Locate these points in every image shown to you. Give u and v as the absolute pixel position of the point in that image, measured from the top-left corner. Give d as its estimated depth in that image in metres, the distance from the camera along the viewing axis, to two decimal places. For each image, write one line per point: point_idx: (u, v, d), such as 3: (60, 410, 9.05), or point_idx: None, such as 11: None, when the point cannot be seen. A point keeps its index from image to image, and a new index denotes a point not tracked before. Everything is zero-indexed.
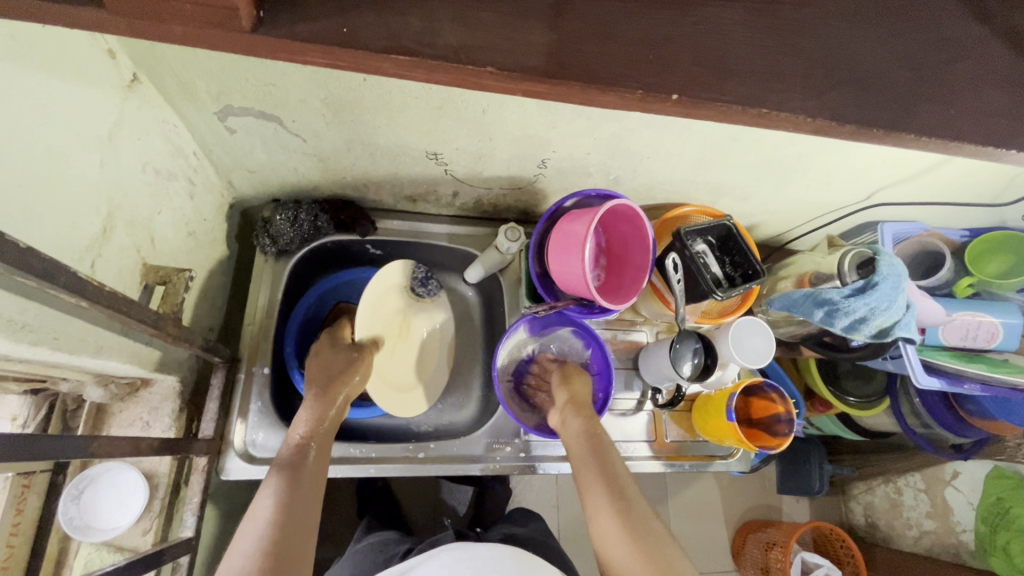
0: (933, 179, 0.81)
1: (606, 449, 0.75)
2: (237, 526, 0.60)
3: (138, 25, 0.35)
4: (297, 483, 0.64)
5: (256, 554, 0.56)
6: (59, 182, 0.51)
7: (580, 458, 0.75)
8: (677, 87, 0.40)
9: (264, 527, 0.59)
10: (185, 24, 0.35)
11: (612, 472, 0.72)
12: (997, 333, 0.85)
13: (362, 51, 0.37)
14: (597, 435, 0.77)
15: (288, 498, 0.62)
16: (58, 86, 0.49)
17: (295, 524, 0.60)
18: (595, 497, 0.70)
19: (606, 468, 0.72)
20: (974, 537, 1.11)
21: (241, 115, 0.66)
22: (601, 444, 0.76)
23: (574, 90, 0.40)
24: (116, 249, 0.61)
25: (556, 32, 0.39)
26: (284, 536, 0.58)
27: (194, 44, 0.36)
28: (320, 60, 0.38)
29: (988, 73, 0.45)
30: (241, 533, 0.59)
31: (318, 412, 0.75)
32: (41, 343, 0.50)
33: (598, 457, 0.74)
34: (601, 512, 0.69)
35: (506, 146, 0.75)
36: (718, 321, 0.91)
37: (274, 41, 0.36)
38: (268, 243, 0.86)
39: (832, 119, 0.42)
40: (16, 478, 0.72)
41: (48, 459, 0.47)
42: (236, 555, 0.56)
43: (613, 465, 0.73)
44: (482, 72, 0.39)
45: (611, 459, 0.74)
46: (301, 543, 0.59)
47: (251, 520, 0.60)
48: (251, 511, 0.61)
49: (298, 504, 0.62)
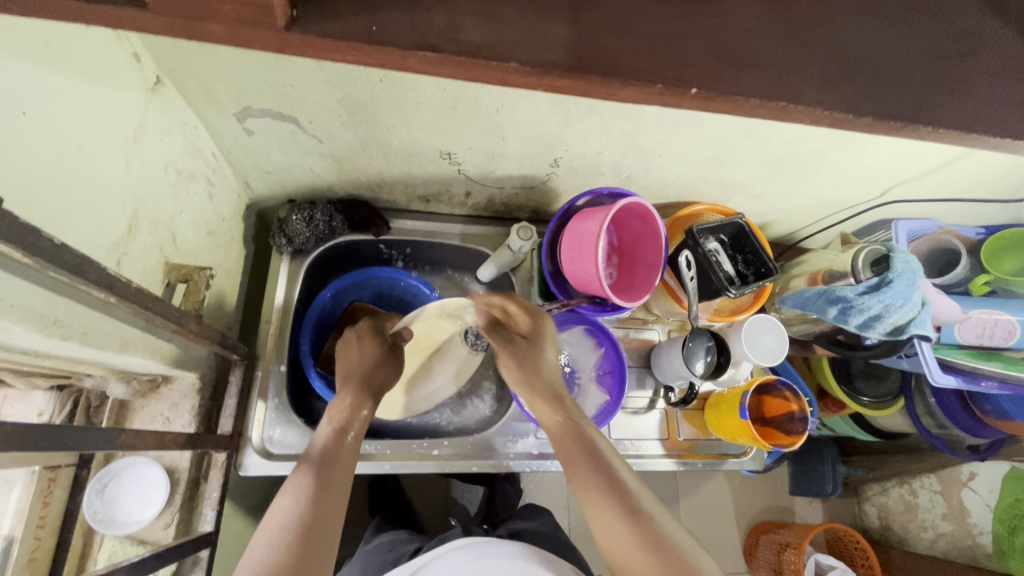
0: (946, 176, 0.80)
1: (605, 456, 0.66)
2: (273, 498, 0.61)
3: (176, 25, 0.36)
4: (330, 466, 0.66)
5: (294, 527, 0.57)
6: (87, 182, 0.52)
7: (576, 468, 0.66)
8: (696, 81, 0.40)
9: (300, 501, 0.60)
10: (222, 23, 0.35)
11: (619, 483, 0.63)
12: (1014, 331, 0.83)
13: (390, 49, 0.38)
14: (592, 440, 0.67)
15: (321, 477, 0.64)
16: (87, 89, 0.51)
17: (328, 501, 0.62)
18: (606, 515, 0.62)
19: (611, 479, 0.63)
20: (991, 539, 1.10)
21: (259, 116, 0.68)
22: (598, 451, 0.66)
23: (594, 85, 0.40)
24: (140, 248, 0.62)
25: (576, 28, 0.40)
26: (319, 511, 0.60)
27: (227, 42, 0.37)
28: (347, 57, 0.39)
29: (1004, 65, 0.45)
30: (275, 504, 0.61)
31: (357, 399, 0.76)
32: (70, 339, 0.51)
33: (600, 469, 0.64)
34: (616, 531, 0.60)
35: (519, 146, 0.76)
36: (731, 319, 0.91)
37: (304, 40, 0.37)
38: (284, 242, 0.87)
39: (849, 112, 0.42)
40: (43, 471, 0.73)
41: (78, 449, 0.48)
42: (272, 527, 0.58)
43: (619, 476, 0.64)
44: (505, 67, 0.39)
45: (614, 469, 0.64)
46: (333, 522, 0.61)
47: (285, 495, 0.61)
48: (286, 485, 0.62)
49: (328, 485, 0.63)
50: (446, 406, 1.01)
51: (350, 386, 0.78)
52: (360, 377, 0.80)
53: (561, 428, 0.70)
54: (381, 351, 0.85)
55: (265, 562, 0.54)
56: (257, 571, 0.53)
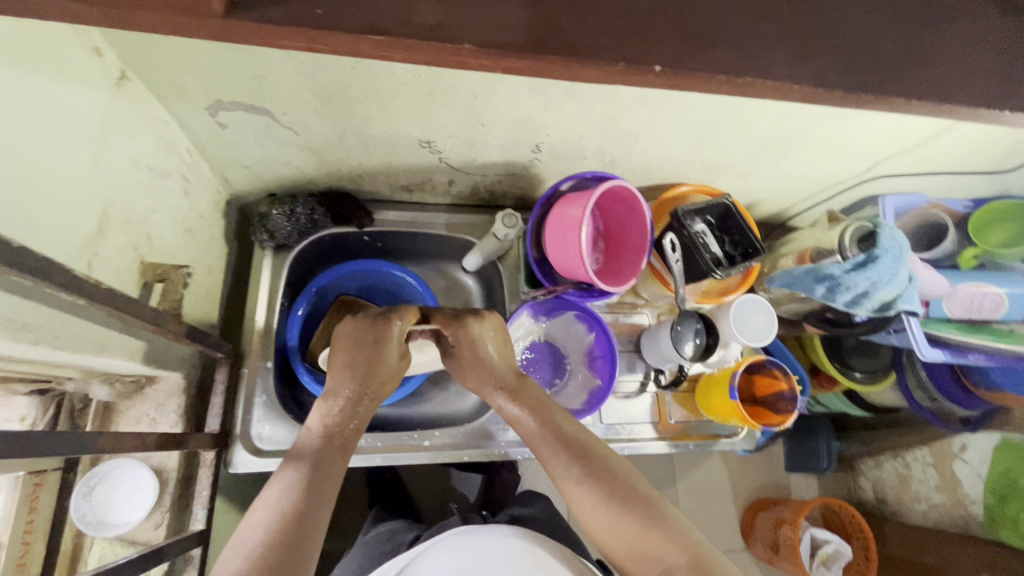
0: (934, 149, 0.79)
1: (580, 443, 0.67)
2: (243, 517, 0.56)
3: (111, 13, 0.34)
4: (318, 480, 0.61)
5: (270, 543, 0.53)
6: (53, 185, 0.51)
7: (550, 458, 0.67)
8: (660, 59, 0.39)
9: (280, 513, 0.56)
10: (158, 11, 0.35)
11: (579, 449, 0.66)
12: (1002, 303, 0.84)
13: (335, 35, 0.37)
14: (556, 421, 0.69)
15: (307, 494, 0.59)
16: (46, 86, 0.49)
17: (312, 504, 0.58)
18: (585, 496, 0.63)
19: (569, 445, 0.67)
20: (983, 509, 1.11)
21: (231, 109, 0.66)
22: (572, 440, 0.67)
23: (557, 65, 0.39)
24: (113, 248, 0.61)
25: (535, 8, 0.39)
26: (298, 528, 0.55)
27: (164, 29, 0.36)
28: (292, 43, 0.38)
29: (979, 34, 0.44)
30: (245, 524, 0.55)
31: (346, 410, 0.70)
32: (41, 343, 0.51)
33: (577, 458, 0.65)
34: (595, 507, 0.62)
35: (499, 132, 0.74)
36: (720, 300, 0.89)
37: (248, 25, 0.36)
38: (266, 238, 0.86)
39: (820, 86, 0.41)
40: (27, 477, 0.73)
41: (53, 455, 0.47)
42: (249, 544, 0.53)
43: (584, 447, 0.66)
44: (460, 49, 0.38)
45: (590, 455, 0.66)
46: (313, 539, 0.56)
47: (265, 507, 0.57)
48: (257, 502, 0.58)
49: (314, 502, 0.58)
50: (439, 396, 1.01)
51: (344, 394, 0.71)
52: (360, 385, 0.72)
53: (527, 421, 0.70)
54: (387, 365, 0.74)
55: None
56: None
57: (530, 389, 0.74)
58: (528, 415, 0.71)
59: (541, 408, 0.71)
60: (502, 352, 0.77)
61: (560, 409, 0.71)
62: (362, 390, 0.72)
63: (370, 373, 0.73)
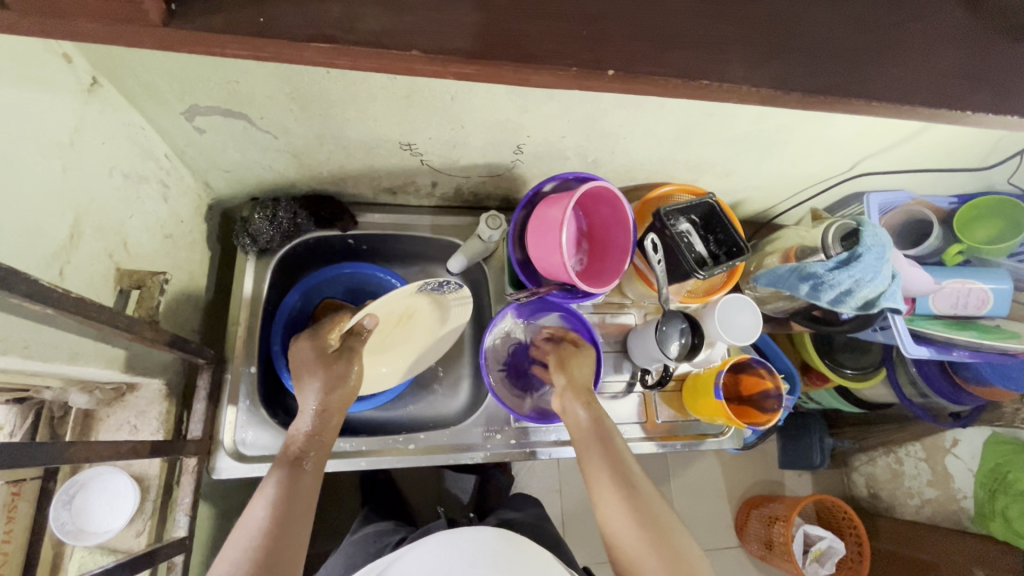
0: (917, 146, 0.79)
1: (629, 467, 0.72)
2: (229, 534, 0.58)
3: (48, 23, 0.35)
4: (292, 499, 0.61)
5: (247, 563, 0.54)
6: (23, 196, 0.51)
7: (594, 469, 0.73)
8: (612, 62, 0.39)
9: (260, 529, 0.57)
10: (95, 20, 0.35)
11: (622, 468, 0.71)
12: (987, 299, 0.86)
13: (283, 42, 0.38)
14: (608, 438, 0.75)
15: (285, 511, 0.59)
16: (11, 94, 0.49)
17: (291, 523, 0.59)
18: (619, 512, 0.68)
19: (615, 461, 0.72)
20: (974, 504, 1.12)
21: (207, 114, 0.66)
22: (623, 462, 0.72)
23: (507, 70, 0.39)
24: (86, 255, 0.61)
25: (483, 12, 0.39)
26: (277, 547, 0.56)
27: (105, 39, 0.36)
28: (244, 52, 0.38)
29: (937, 33, 0.44)
30: (229, 543, 0.57)
31: (316, 426, 0.71)
32: (10, 352, 0.50)
33: (624, 478, 0.70)
34: (626, 525, 0.67)
35: (479, 134, 0.74)
36: (706, 299, 0.89)
37: (188, 33, 0.37)
38: (248, 242, 0.85)
39: (776, 88, 0.41)
40: (5, 486, 0.74)
41: (26, 465, 0.47)
42: (225, 562, 0.55)
43: (627, 468, 0.71)
44: (408, 55, 0.38)
45: (634, 481, 0.70)
46: (290, 556, 0.57)
47: (243, 527, 0.58)
48: (242, 519, 0.59)
49: (291, 517, 0.59)
50: (425, 398, 1.00)
51: (308, 411, 0.72)
52: (320, 401, 0.73)
53: (586, 430, 0.76)
54: (331, 365, 0.76)
55: None
56: None
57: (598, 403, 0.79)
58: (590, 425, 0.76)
59: (603, 421, 0.76)
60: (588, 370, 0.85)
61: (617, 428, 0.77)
62: (324, 403, 0.73)
63: (326, 388, 0.74)
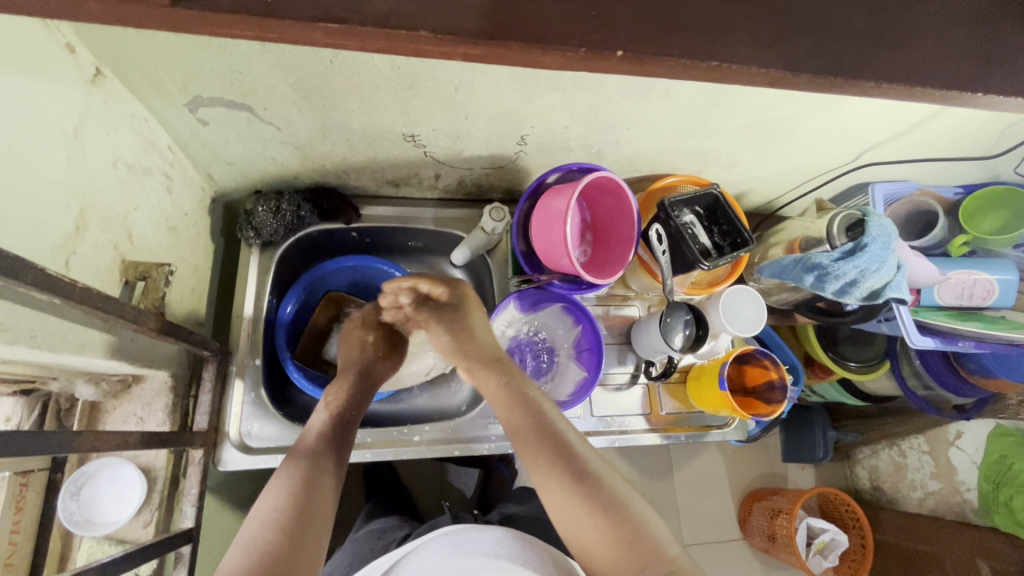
0: (923, 136, 0.79)
1: (578, 453, 0.62)
2: (262, 488, 0.58)
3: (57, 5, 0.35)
4: (318, 462, 0.62)
5: (287, 508, 0.55)
6: (28, 184, 0.51)
7: (535, 459, 0.62)
8: (621, 44, 0.39)
9: (293, 487, 0.57)
10: (102, 1, 0.35)
11: (568, 453, 0.62)
12: (993, 290, 0.85)
13: (288, 22, 0.38)
14: (546, 419, 0.64)
15: (314, 467, 0.61)
16: (18, 84, 0.49)
17: (322, 479, 0.60)
18: (574, 506, 0.59)
19: (558, 448, 0.62)
20: (978, 495, 1.12)
21: (211, 105, 0.65)
22: (567, 447, 0.62)
23: (514, 51, 0.39)
24: (92, 246, 0.61)
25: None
26: (309, 496, 0.57)
27: (116, 19, 0.36)
28: (250, 34, 0.38)
29: (948, 14, 0.44)
30: (270, 488, 0.58)
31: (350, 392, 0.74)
32: (18, 342, 0.51)
33: (574, 466, 0.61)
34: (586, 518, 0.59)
35: (482, 125, 0.74)
36: (710, 291, 0.90)
37: (196, 15, 0.37)
38: (252, 235, 0.85)
39: (787, 70, 0.41)
40: (13, 477, 0.75)
41: (35, 454, 0.47)
42: (251, 522, 0.54)
43: (573, 450, 0.62)
44: (416, 36, 0.38)
45: (583, 464, 0.61)
46: (325, 508, 0.58)
47: (278, 481, 0.58)
48: (280, 470, 0.60)
49: (320, 472, 0.60)
50: (431, 391, 1.00)
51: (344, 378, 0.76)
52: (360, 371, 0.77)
53: (519, 418, 0.65)
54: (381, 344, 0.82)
55: (260, 544, 0.51)
56: (253, 552, 0.51)
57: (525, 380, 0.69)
58: (524, 412, 0.65)
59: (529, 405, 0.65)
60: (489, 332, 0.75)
61: (559, 411, 0.66)
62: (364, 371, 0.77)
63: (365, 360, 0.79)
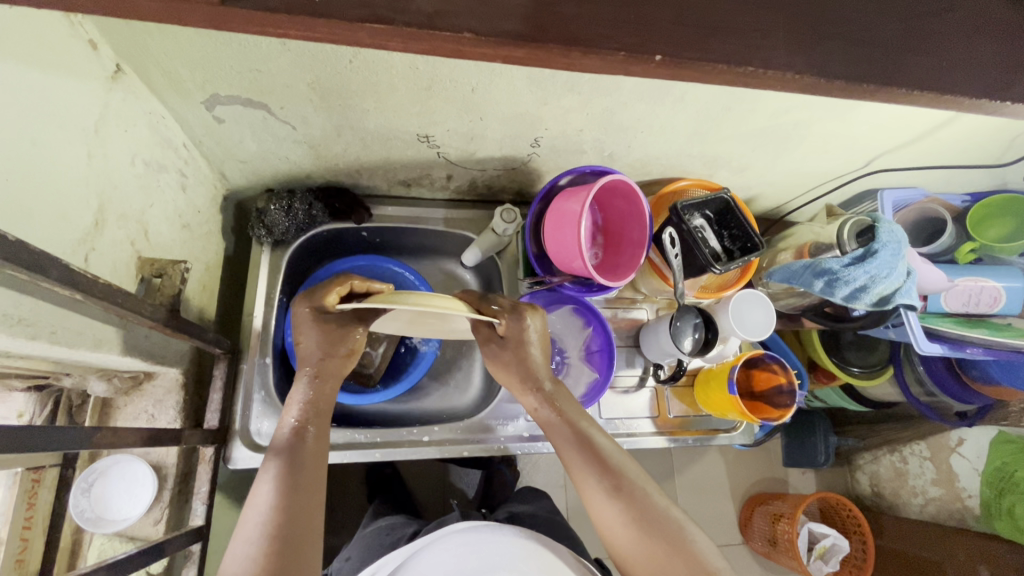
0: (934, 142, 0.79)
1: (614, 460, 0.64)
2: (239, 513, 0.55)
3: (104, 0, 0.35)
4: (295, 469, 0.58)
5: (259, 541, 0.52)
6: (49, 179, 0.51)
7: (575, 465, 0.65)
8: (660, 48, 0.40)
9: (265, 512, 0.54)
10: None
11: (604, 458, 0.64)
12: (999, 298, 0.86)
13: (331, 20, 0.38)
14: (581, 428, 0.67)
15: (290, 483, 0.56)
16: (40, 78, 0.49)
17: (302, 496, 0.56)
18: (608, 512, 0.61)
19: (595, 452, 0.65)
20: (980, 502, 1.12)
21: (228, 103, 0.66)
22: (603, 453, 0.65)
23: (553, 54, 0.40)
24: (109, 242, 0.61)
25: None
26: (286, 520, 0.53)
27: (164, 15, 0.37)
28: (294, 32, 0.39)
29: (979, 22, 0.44)
30: (245, 517, 0.54)
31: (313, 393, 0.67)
32: (39, 338, 0.50)
33: (606, 471, 0.63)
34: (619, 521, 0.61)
35: (497, 126, 0.74)
36: (718, 295, 0.91)
37: (243, 13, 0.37)
38: (263, 233, 0.85)
39: (819, 76, 0.42)
40: (25, 473, 0.74)
41: (53, 450, 0.47)
42: (239, 544, 0.52)
43: (608, 454, 0.64)
44: (459, 37, 0.39)
45: (619, 468, 0.63)
46: (306, 531, 0.54)
47: (253, 505, 0.55)
48: (257, 478, 0.57)
49: (297, 491, 0.56)
50: (439, 391, 1.01)
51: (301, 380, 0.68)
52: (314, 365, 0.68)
53: (557, 427, 0.68)
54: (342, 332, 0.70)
55: None
56: None
57: (565, 394, 0.71)
58: (561, 421, 0.68)
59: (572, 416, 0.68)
60: (544, 351, 0.75)
61: (596, 423, 0.69)
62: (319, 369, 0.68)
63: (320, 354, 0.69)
